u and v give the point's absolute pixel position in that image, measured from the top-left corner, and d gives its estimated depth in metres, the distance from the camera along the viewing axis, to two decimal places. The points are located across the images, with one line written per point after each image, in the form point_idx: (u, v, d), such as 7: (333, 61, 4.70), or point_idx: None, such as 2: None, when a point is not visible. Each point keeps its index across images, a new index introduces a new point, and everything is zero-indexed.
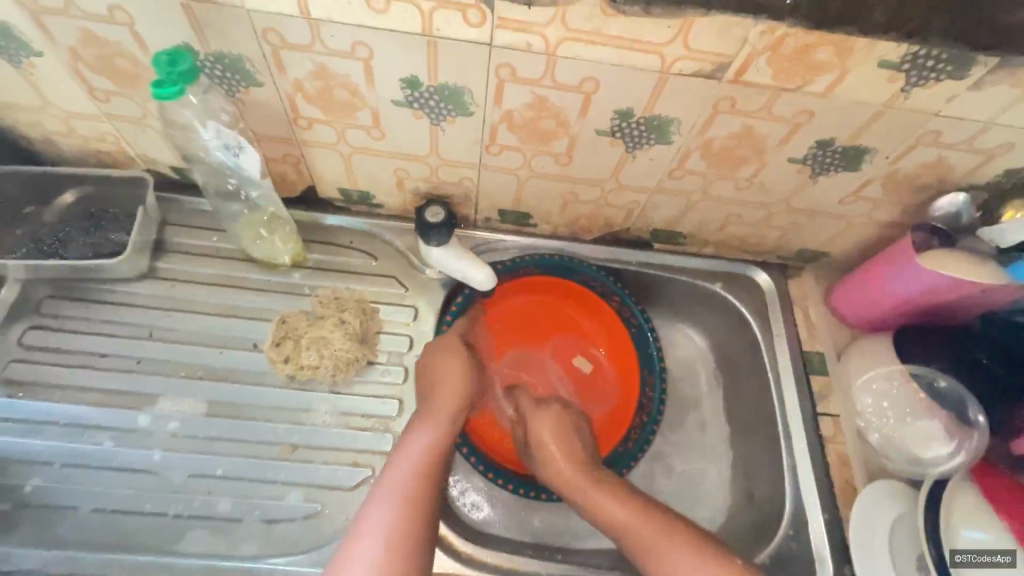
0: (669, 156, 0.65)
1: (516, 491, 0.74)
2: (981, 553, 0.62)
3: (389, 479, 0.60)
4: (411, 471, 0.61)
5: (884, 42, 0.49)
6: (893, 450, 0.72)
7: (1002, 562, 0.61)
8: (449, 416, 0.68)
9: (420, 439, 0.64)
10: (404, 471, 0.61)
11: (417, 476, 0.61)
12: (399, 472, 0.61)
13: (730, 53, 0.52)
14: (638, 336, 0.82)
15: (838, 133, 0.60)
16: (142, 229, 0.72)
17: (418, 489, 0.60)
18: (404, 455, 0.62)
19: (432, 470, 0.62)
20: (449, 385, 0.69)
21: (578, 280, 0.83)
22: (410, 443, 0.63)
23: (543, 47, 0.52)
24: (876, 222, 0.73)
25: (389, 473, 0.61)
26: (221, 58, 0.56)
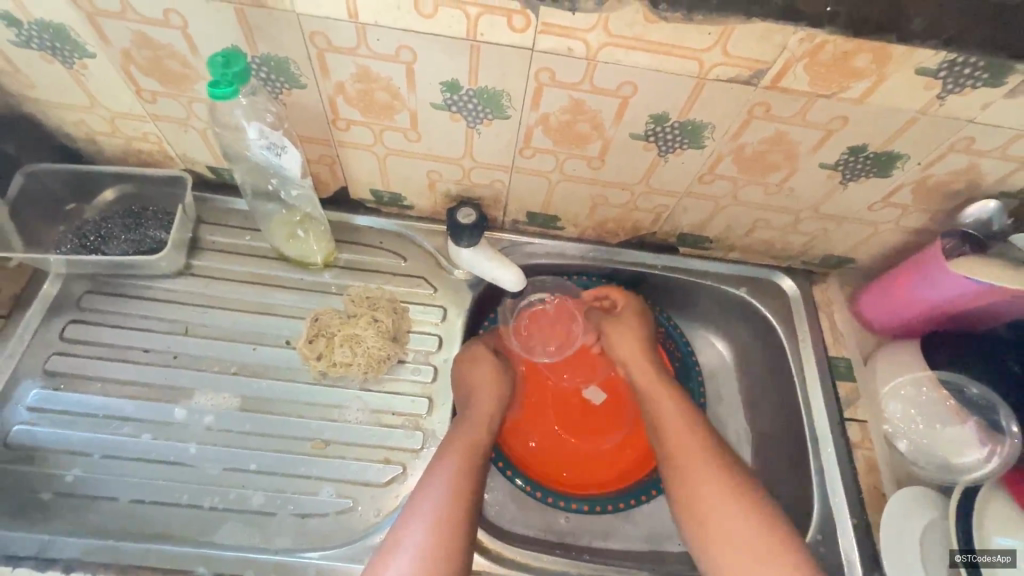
0: (700, 161, 0.66)
1: (533, 494, 0.76)
2: (981, 552, 0.62)
3: (419, 504, 0.61)
4: (441, 494, 0.61)
5: (922, 49, 0.50)
6: (925, 458, 0.72)
7: (1001, 562, 0.61)
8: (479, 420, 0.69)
9: (445, 462, 0.64)
10: (433, 494, 0.61)
11: (447, 499, 0.61)
12: (430, 495, 0.61)
13: (768, 59, 0.52)
14: (681, 368, 0.85)
15: (871, 139, 0.60)
16: (180, 226, 0.74)
17: (452, 510, 0.61)
18: (434, 476, 0.63)
19: (461, 493, 0.62)
20: (483, 391, 0.71)
21: None
22: (438, 464, 0.64)
23: (584, 51, 0.53)
24: (904, 229, 0.74)
25: (416, 500, 0.61)
26: (268, 60, 0.58)
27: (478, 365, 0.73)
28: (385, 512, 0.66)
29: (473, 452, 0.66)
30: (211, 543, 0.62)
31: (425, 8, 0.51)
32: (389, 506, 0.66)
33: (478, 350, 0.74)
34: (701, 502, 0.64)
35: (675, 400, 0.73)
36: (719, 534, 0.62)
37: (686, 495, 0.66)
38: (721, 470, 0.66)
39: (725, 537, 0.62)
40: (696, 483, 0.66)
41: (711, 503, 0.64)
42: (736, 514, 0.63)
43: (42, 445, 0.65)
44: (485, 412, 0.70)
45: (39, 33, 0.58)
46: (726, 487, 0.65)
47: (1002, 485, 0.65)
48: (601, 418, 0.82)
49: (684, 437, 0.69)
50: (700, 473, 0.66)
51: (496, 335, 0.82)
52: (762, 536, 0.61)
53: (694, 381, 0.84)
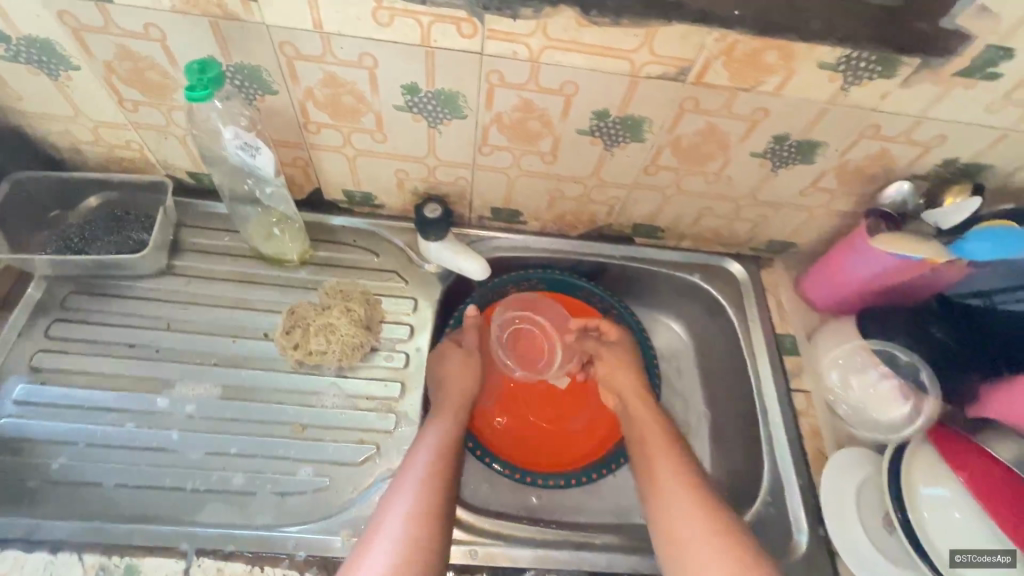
0: (644, 153, 0.72)
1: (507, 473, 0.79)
2: (980, 552, 0.62)
3: (404, 479, 0.65)
4: (425, 471, 0.66)
5: (821, 46, 0.57)
6: (862, 419, 0.78)
7: (1002, 561, 0.61)
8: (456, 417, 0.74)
9: (426, 442, 0.69)
10: (417, 467, 0.66)
11: (429, 473, 0.66)
12: (413, 471, 0.66)
13: (690, 58, 0.59)
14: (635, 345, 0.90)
15: (791, 129, 0.67)
16: (162, 229, 0.78)
17: (435, 481, 0.65)
18: (418, 453, 0.68)
19: (443, 469, 0.67)
20: (455, 389, 0.76)
21: (579, 296, 0.91)
22: (421, 443, 0.69)
23: (527, 55, 0.60)
24: (835, 212, 0.80)
25: (403, 475, 0.66)
26: (242, 69, 0.63)
27: (447, 361, 0.78)
28: (362, 488, 0.70)
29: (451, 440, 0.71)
30: (194, 522, 0.65)
31: (382, 18, 0.57)
32: (365, 483, 0.70)
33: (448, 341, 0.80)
34: (668, 507, 0.66)
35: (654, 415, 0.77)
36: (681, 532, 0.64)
37: (652, 495, 0.68)
38: (683, 471, 0.69)
39: (680, 532, 0.64)
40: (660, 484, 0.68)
41: (675, 509, 0.65)
42: (699, 519, 0.63)
43: (29, 436, 0.68)
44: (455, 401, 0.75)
45: (27, 48, 0.62)
46: (686, 488, 0.67)
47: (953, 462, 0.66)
48: (567, 405, 0.88)
49: (654, 445, 0.73)
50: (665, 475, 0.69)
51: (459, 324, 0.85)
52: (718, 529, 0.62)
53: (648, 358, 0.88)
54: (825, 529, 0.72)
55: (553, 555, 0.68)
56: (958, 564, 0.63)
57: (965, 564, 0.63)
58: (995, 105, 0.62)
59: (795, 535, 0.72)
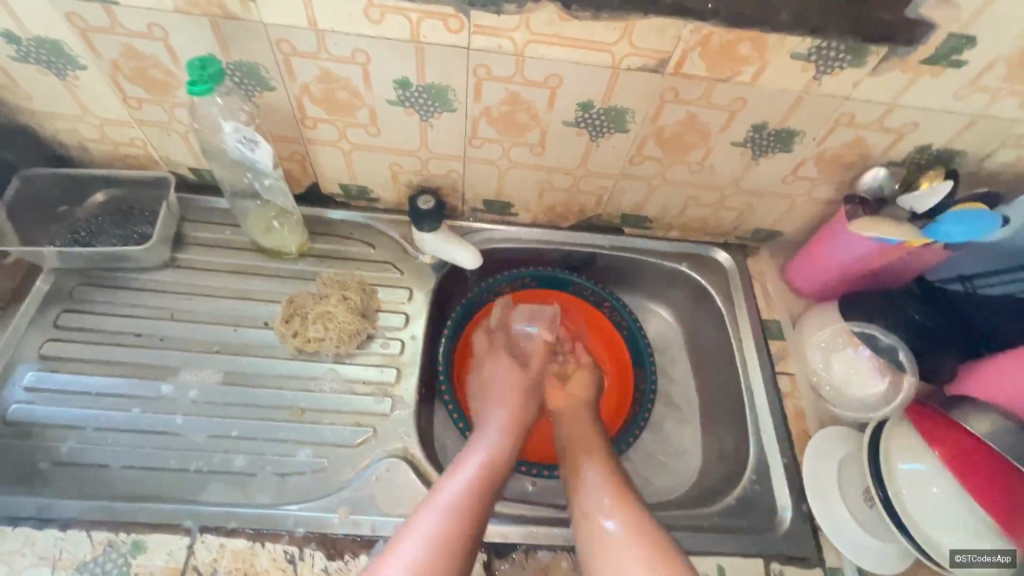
0: (628, 143, 0.75)
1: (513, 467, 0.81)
2: (981, 553, 0.63)
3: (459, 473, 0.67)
4: (471, 480, 0.66)
5: (792, 37, 0.60)
6: (844, 400, 0.81)
7: (1002, 561, 0.62)
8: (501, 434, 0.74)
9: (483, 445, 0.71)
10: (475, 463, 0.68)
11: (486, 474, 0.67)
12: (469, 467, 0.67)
13: (668, 49, 0.62)
14: (629, 337, 0.92)
15: (768, 118, 0.70)
16: (165, 223, 0.81)
17: (491, 480, 0.67)
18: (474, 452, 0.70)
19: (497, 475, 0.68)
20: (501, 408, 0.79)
21: (572, 291, 0.94)
22: (469, 454, 0.70)
23: (513, 48, 0.63)
24: (816, 200, 0.83)
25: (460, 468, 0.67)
26: (240, 66, 0.66)
27: (495, 369, 0.84)
28: (360, 468, 0.72)
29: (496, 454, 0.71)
30: (197, 501, 0.68)
31: (373, 15, 0.60)
32: (363, 464, 0.73)
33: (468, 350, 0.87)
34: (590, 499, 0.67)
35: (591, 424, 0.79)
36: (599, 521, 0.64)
37: (578, 505, 0.67)
38: (614, 482, 0.68)
39: (603, 540, 0.62)
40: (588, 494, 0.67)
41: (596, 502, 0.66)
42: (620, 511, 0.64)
43: (39, 421, 0.71)
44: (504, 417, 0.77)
45: (36, 48, 0.65)
46: (613, 488, 0.67)
47: (954, 471, 0.65)
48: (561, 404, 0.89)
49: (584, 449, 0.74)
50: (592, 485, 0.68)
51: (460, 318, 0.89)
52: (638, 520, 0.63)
53: (643, 349, 0.91)
54: (809, 506, 0.74)
55: (544, 531, 0.70)
56: (959, 564, 0.64)
57: (965, 564, 0.64)
58: (962, 92, 0.64)
59: (780, 512, 0.75)
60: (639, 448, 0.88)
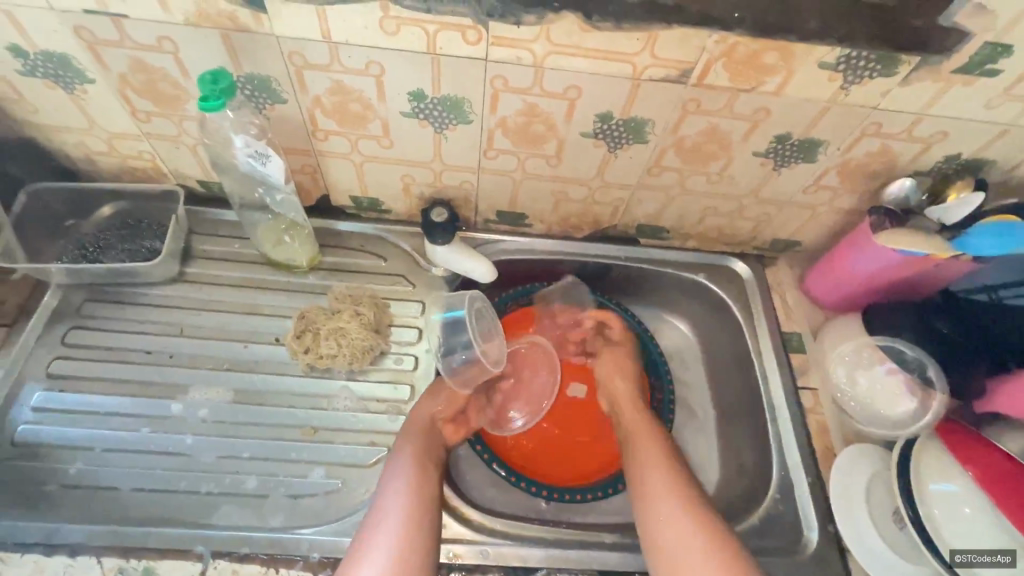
0: (647, 154, 0.73)
1: (525, 488, 0.77)
2: (981, 552, 0.62)
3: (386, 507, 0.63)
4: (403, 505, 0.63)
5: (821, 46, 0.58)
6: (870, 417, 0.78)
7: (1003, 562, 0.60)
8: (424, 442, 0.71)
9: (401, 463, 0.67)
10: (400, 488, 0.64)
11: (416, 495, 0.64)
12: (393, 498, 0.64)
13: (691, 60, 0.60)
14: (640, 346, 0.90)
15: (792, 128, 0.68)
16: (174, 236, 0.80)
17: (422, 499, 0.65)
18: (393, 477, 0.66)
19: (426, 490, 0.65)
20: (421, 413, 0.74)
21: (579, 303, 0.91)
22: (393, 474, 0.66)
23: (531, 60, 0.61)
24: (839, 210, 0.81)
25: (383, 503, 0.64)
26: (251, 79, 0.65)
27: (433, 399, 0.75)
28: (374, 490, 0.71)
29: (424, 465, 0.68)
30: (209, 524, 0.66)
31: (388, 27, 0.58)
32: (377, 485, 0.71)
33: (437, 385, 0.77)
34: (652, 502, 0.67)
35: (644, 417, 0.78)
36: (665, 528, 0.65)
37: (642, 505, 0.68)
38: (674, 484, 0.68)
39: (676, 549, 0.63)
40: (653, 497, 0.68)
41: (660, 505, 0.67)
42: (683, 520, 0.64)
43: (47, 442, 0.70)
44: (424, 426, 0.73)
45: (43, 62, 0.64)
46: (675, 490, 0.68)
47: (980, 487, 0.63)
48: (579, 420, 0.87)
49: (646, 445, 0.74)
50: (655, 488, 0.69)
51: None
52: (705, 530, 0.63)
53: (657, 359, 0.89)
54: (835, 526, 0.72)
55: (566, 554, 0.68)
56: (961, 564, 0.63)
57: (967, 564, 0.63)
58: (995, 101, 0.62)
59: (805, 532, 0.73)
60: None
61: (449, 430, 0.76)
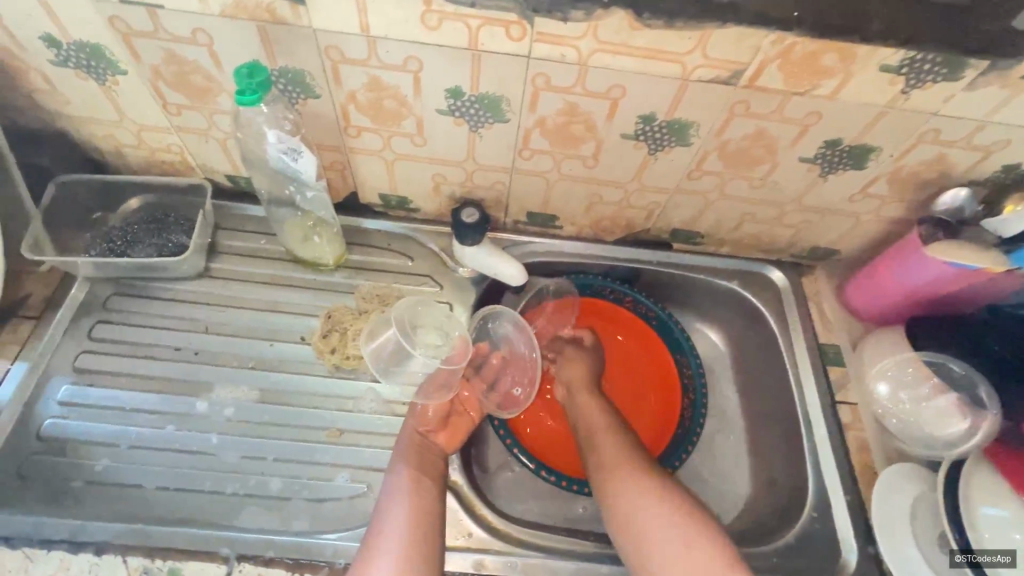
0: (688, 158, 0.70)
1: (561, 483, 0.77)
2: (982, 552, 0.62)
3: (385, 526, 0.62)
4: (404, 518, 0.62)
5: (883, 48, 0.55)
6: (910, 436, 0.75)
7: (1002, 561, 0.61)
8: (418, 451, 0.69)
9: (400, 481, 0.65)
10: (400, 502, 0.63)
11: (417, 513, 0.63)
12: (396, 517, 0.62)
13: (743, 60, 0.57)
14: (660, 326, 0.89)
15: (844, 133, 0.65)
16: (201, 232, 0.78)
17: (426, 510, 0.63)
18: (392, 497, 0.64)
19: (427, 506, 0.64)
20: (409, 423, 0.71)
21: (592, 294, 0.89)
22: (392, 485, 0.65)
23: (575, 58, 0.59)
24: (885, 219, 0.78)
25: (383, 521, 0.62)
26: (285, 73, 0.63)
27: (410, 419, 0.72)
28: None
29: (423, 474, 0.67)
30: (233, 526, 0.65)
31: (430, 22, 0.56)
32: None
33: (412, 407, 0.73)
34: (624, 503, 0.67)
35: (595, 406, 0.77)
36: (645, 526, 0.65)
37: (612, 505, 0.67)
38: (647, 480, 0.68)
39: (667, 547, 0.63)
40: (622, 498, 0.67)
41: (634, 505, 0.66)
42: (666, 519, 0.64)
43: (72, 437, 0.69)
44: (411, 438, 0.70)
45: (76, 52, 0.63)
46: (650, 490, 0.67)
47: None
48: None
49: (604, 442, 0.73)
50: (636, 496, 0.67)
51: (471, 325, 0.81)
52: (699, 531, 0.63)
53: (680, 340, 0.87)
54: (875, 548, 0.70)
55: (597, 568, 0.67)
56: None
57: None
58: None
59: (843, 553, 0.70)
60: (685, 474, 0.83)
61: (443, 437, 0.72)
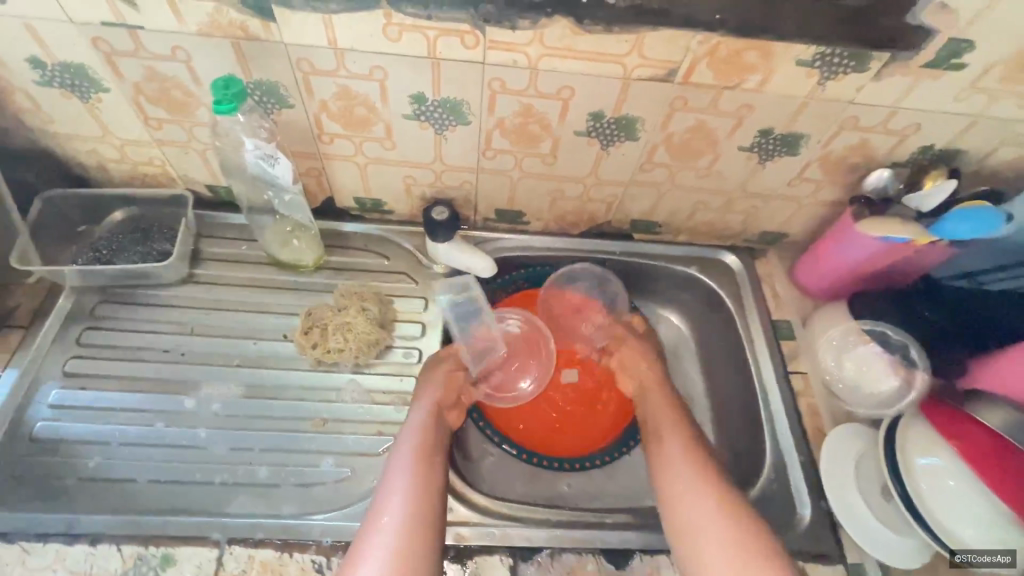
0: (638, 151, 0.77)
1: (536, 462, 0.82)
2: (982, 554, 0.65)
3: (388, 499, 0.65)
4: (411, 490, 0.65)
5: (798, 44, 0.62)
6: (858, 398, 0.82)
7: (1002, 561, 0.64)
8: (433, 429, 0.73)
9: (405, 458, 0.69)
10: (405, 475, 0.67)
11: (420, 487, 0.66)
12: (400, 487, 0.66)
13: (677, 59, 0.64)
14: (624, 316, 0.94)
15: (774, 123, 0.72)
16: (184, 240, 0.82)
17: (429, 485, 0.66)
18: (397, 473, 0.67)
19: (431, 483, 0.67)
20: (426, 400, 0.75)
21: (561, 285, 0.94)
22: (399, 459, 0.69)
23: (526, 62, 0.64)
24: (823, 201, 0.85)
25: (388, 493, 0.65)
26: (260, 85, 0.68)
27: (429, 386, 0.77)
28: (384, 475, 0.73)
29: (431, 451, 0.70)
30: (224, 513, 0.68)
31: (392, 34, 0.62)
32: None
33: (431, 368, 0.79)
34: (669, 470, 0.71)
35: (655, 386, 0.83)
36: (677, 490, 0.69)
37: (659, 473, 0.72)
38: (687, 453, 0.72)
39: (693, 513, 0.67)
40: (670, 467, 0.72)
41: (675, 471, 0.71)
42: (694, 487, 0.69)
43: (65, 438, 0.72)
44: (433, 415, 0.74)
45: (61, 72, 0.67)
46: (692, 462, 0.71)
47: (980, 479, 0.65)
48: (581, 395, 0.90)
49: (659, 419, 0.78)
50: (675, 465, 0.71)
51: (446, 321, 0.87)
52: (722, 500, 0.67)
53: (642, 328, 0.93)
54: (827, 502, 0.75)
55: (570, 535, 0.71)
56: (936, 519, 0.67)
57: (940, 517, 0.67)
58: (962, 93, 0.66)
59: (799, 510, 0.76)
60: None
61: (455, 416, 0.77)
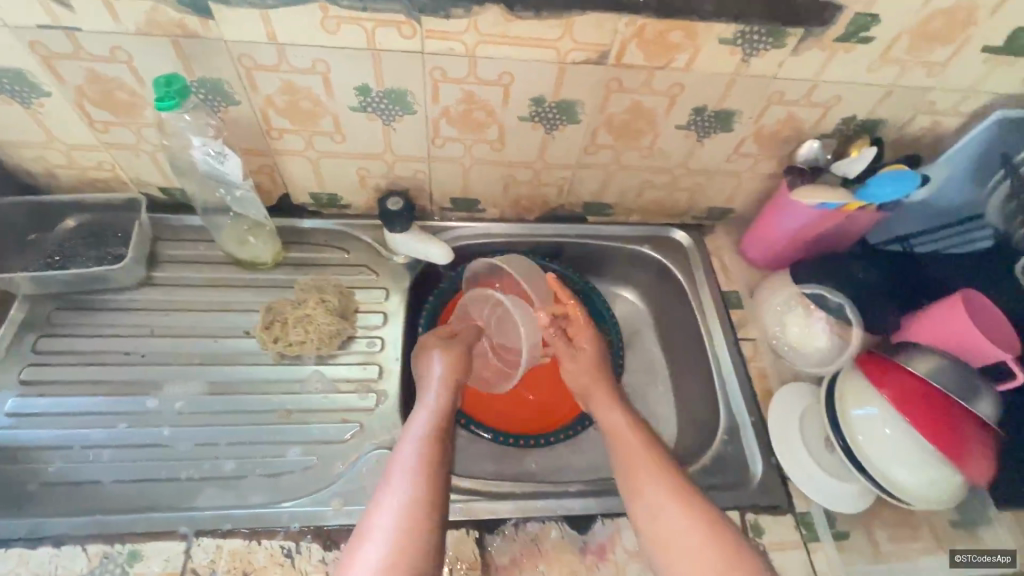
0: (581, 134, 0.80)
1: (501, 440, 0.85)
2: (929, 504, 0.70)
3: (390, 486, 0.64)
4: (415, 472, 0.65)
5: (718, 23, 0.66)
6: (803, 359, 0.86)
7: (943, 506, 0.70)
8: (433, 420, 0.73)
9: (411, 446, 0.68)
10: (409, 459, 0.66)
11: (424, 470, 0.65)
12: (402, 473, 0.65)
13: (607, 42, 0.67)
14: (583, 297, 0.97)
15: (706, 100, 0.76)
16: (138, 243, 0.83)
17: (434, 471, 0.66)
18: (400, 460, 0.67)
19: (439, 469, 0.66)
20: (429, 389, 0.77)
21: None
22: (405, 445, 0.69)
23: (464, 50, 0.67)
24: (761, 174, 0.89)
25: (391, 481, 0.64)
26: (204, 83, 0.69)
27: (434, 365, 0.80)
28: (351, 460, 0.75)
29: (434, 439, 0.70)
30: (190, 507, 0.69)
31: (330, 27, 0.63)
32: (354, 456, 0.75)
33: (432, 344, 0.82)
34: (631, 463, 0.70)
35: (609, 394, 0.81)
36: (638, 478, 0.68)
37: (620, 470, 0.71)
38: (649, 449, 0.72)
39: (660, 498, 0.66)
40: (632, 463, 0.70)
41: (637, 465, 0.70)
42: (663, 474, 0.68)
43: (24, 445, 0.72)
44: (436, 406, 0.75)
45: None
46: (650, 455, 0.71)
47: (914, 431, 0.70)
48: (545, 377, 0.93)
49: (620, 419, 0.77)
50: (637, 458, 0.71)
51: (408, 308, 0.89)
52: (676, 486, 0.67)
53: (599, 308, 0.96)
54: (777, 458, 0.79)
55: (534, 504, 0.73)
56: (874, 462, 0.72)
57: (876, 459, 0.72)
58: (874, 65, 0.71)
59: (751, 467, 0.80)
60: None
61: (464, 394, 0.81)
